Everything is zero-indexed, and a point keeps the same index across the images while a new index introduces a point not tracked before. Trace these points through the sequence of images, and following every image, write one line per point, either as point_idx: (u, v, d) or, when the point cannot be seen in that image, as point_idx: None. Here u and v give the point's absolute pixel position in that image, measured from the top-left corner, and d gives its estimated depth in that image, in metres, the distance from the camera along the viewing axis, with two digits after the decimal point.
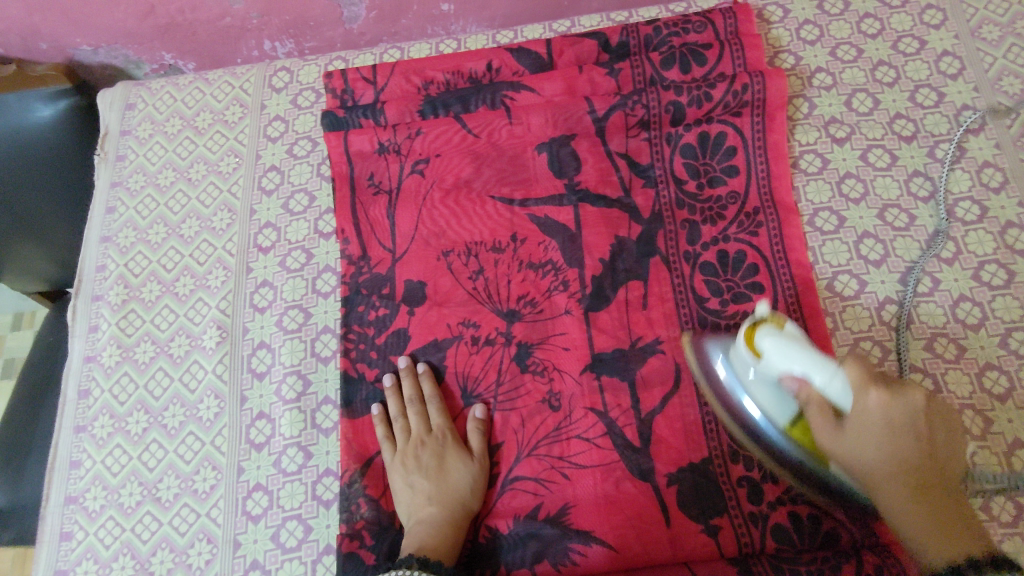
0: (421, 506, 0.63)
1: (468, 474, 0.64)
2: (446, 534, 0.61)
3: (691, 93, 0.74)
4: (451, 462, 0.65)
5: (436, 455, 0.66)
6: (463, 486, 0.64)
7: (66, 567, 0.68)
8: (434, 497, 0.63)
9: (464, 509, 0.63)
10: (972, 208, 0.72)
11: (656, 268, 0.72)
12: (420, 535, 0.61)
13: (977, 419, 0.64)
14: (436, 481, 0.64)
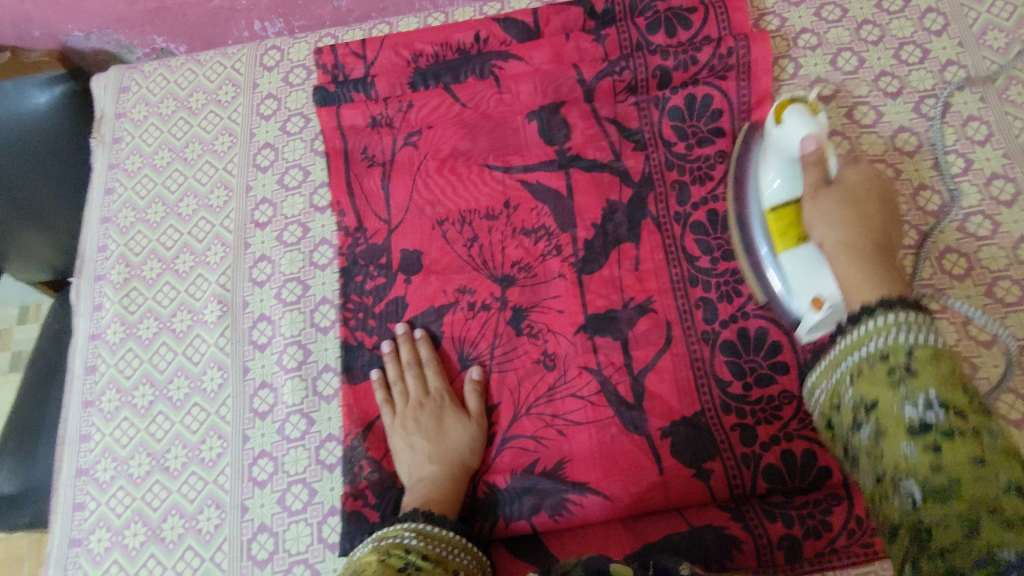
0: (422, 464, 0.65)
1: (467, 432, 0.66)
2: (447, 489, 0.63)
3: (677, 57, 0.75)
4: (450, 420, 0.67)
5: (436, 414, 0.67)
6: (462, 444, 0.66)
7: (80, 536, 0.71)
8: (434, 454, 0.65)
9: (463, 466, 0.65)
10: (957, 161, 0.73)
11: (647, 230, 0.73)
12: (422, 491, 0.63)
13: (962, 365, 0.65)
14: (436, 439, 0.66)
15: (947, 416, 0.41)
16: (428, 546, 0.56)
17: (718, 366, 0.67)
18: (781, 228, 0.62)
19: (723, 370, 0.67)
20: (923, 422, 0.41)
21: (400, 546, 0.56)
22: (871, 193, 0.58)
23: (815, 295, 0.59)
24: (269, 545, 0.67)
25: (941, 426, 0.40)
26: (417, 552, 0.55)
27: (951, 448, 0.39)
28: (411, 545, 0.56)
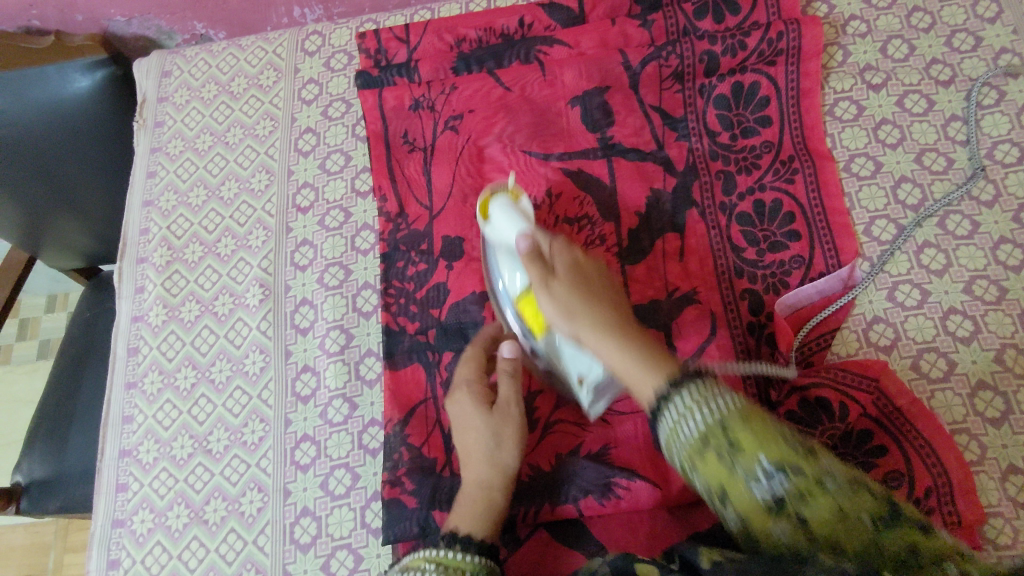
0: (472, 465, 0.60)
1: (510, 424, 0.61)
2: (500, 494, 0.58)
3: (725, 43, 0.74)
4: (493, 412, 0.61)
5: (476, 405, 0.61)
6: (508, 438, 0.60)
7: (123, 517, 0.71)
8: (483, 455, 0.59)
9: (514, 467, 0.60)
10: (1011, 151, 0.71)
11: (692, 219, 0.72)
12: (477, 499, 0.57)
13: (1018, 357, 0.64)
14: (480, 434, 0.60)
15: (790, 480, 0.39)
16: (448, 555, 0.52)
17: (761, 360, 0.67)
18: (531, 314, 0.60)
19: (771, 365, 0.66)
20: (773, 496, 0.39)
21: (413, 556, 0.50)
22: (583, 274, 0.55)
23: (578, 374, 0.61)
24: (312, 529, 0.67)
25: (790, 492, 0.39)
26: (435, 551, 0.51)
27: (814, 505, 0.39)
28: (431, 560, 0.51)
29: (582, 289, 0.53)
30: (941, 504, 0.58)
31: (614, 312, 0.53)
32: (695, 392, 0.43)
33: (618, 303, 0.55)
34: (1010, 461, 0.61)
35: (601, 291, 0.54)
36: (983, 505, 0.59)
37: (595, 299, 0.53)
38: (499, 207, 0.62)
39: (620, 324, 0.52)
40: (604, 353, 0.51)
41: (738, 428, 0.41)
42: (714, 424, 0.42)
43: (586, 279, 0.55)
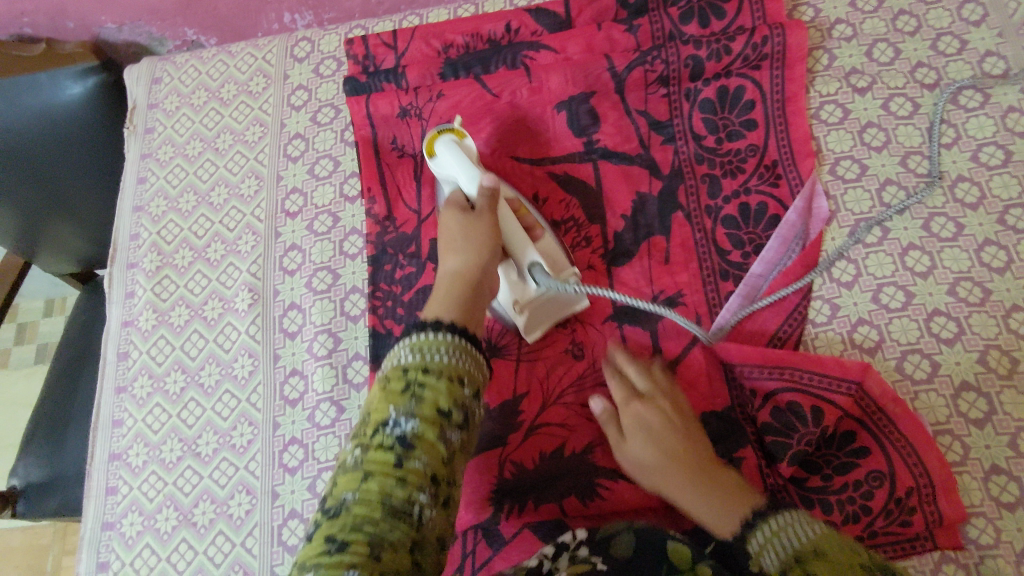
0: (445, 262, 0.62)
1: (485, 225, 0.62)
2: (472, 279, 0.60)
3: (710, 47, 0.74)
4: (469, 214, 0.63)
5: (454, 211, 0.64)
6: (483, 229, 0.62)
7: (113, 520, 0.71)
8: (455, 248, 0.62)
9: (488, 247, 0.61)
10: (996, 153, 0.71)
11: (677, 222, 0.72)
12: (445, 285, 0.59)
13: (1003, 359, 0.64)
14: (456, 238, 0.62)
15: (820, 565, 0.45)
16: (423, 357, 0.51)
17: None
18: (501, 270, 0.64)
19: None
20: None
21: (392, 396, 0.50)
22: (668, 425, 0.59)
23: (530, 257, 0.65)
24: (300, 531, 0.67)
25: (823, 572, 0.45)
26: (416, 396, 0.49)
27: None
28: (409, 364, 0.51)
29: (669, 453, 0.58)
30: (923, 505, 0.59)
31: (677, 443, 0.58)
32: (769, 530, 0.50)
33: (685, 446, 0.58)
34: (994, 462, 0.61)
35: (671, 437, 0.58)
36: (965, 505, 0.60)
37: (677, 469, 0.57)
38: (447, 145, 0.69)
39: (695, 464, 0.56)
40: (701, 502, 0.55)
41: (826, 550, 0.46)
42: (799, 548, 0.48)
43: (667, 444, 0.58)
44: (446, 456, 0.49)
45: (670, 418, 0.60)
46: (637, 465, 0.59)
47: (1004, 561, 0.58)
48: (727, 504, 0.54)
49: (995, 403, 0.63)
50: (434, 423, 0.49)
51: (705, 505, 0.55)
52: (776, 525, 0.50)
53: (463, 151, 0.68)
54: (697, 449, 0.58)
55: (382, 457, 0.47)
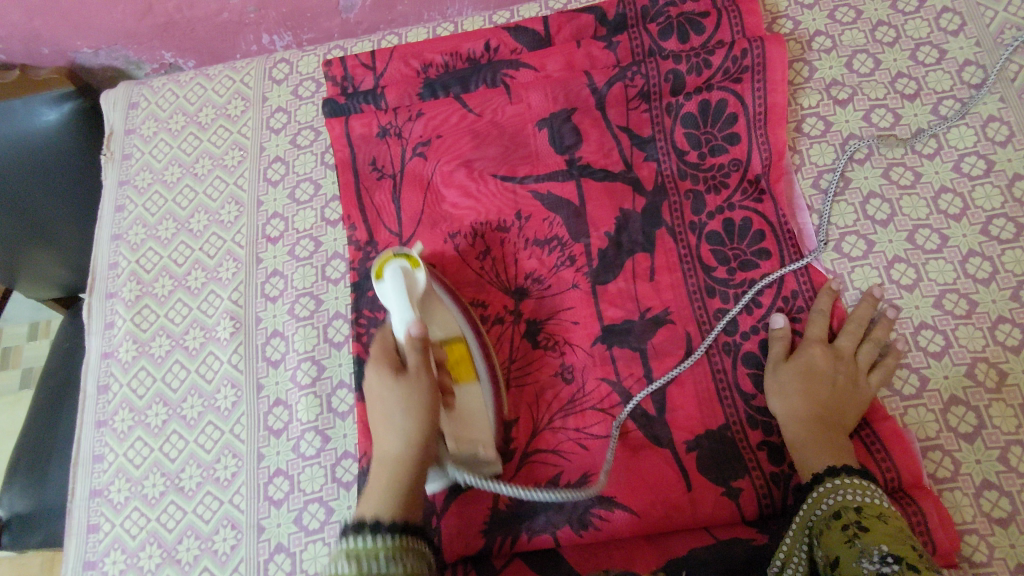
0: (382, 439, 0.57)
1: (424, 396, 0.56)
2: (413, 469, 0.56)
3: (690, 62, 0.74)
4: (402, 377, 0.57)
5: (384, 371, 0.57)
6: (422, 409, 0.56)
7: (95, 558, 0.70)
8: (394, 429, 0.56)
9: (427, 433, 0.56)
10: (978, 163, 0.71)
11: (662, 240, 0.72)
12: (387, 477, 0.55)
13: (990, 372, 0.64)
14: (392, 413, 0.56)
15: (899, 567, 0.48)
16: None
17: (740, 379, 0.66)
18: (456, 360, 0.64)
19: (746, 384, 0.66)
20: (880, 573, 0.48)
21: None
22: (819, 392, 0.62)
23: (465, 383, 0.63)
24: (286, 566, 0.66)
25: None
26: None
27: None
28: (346, 575, 0.49)
29: (819, 420, 0.60)
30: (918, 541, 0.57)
31: (824, 408, 0.61)
32: (853, 480, 0.55)
33: (839, 408, 0.62)
34: (985, 477, 0.61)
35: (843, 411, 0.62)
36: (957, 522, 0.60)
37: (825, 433, 0.60)
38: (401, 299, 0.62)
39: (840, 435, 0.60)
40: (812, 444, 0.59)
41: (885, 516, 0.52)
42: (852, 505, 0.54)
43: (823, 397, 0.62)
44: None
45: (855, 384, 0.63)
46: (792, 420, 0.61)
47: None
48: (836, 454, 0.58)
49: (984, 417, 0.62)
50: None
51: (817, 447, 0.59)
52: (847, 485, 0.55)
53: (406, 282, 0.63)
54: (843, 417, 0.62)
55: None
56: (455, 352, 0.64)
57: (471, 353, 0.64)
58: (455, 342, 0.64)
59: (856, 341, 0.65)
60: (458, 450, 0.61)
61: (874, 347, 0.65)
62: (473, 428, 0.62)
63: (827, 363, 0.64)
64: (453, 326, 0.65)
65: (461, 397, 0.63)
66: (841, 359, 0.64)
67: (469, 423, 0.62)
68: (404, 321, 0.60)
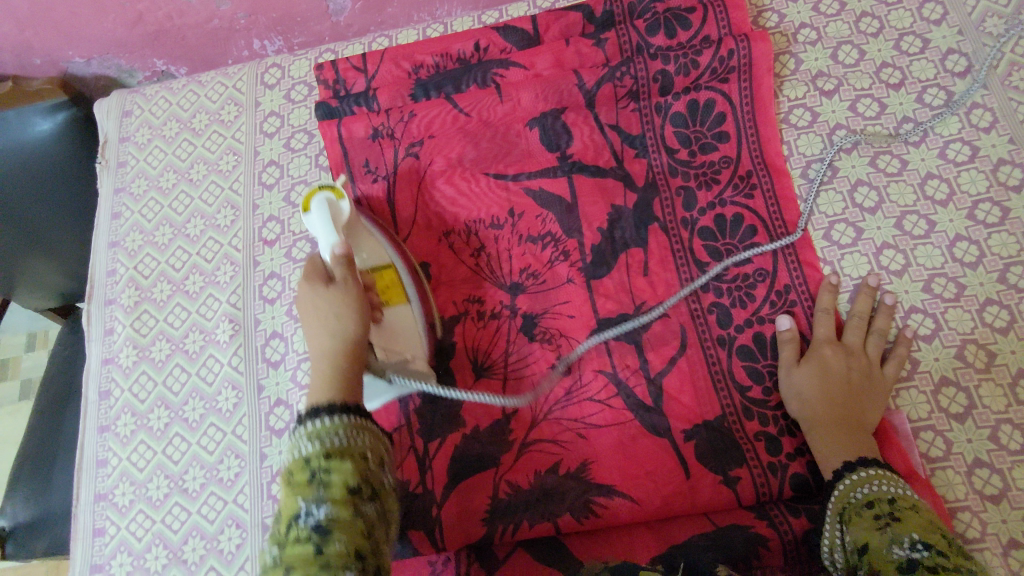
0: (315, 338, 0.56)
1: (353, 294, 0.58)
2: (352, 350, 0.56)
3: (678, 62, 0.75)
4: (332, 285, 0.58)
5: (317, 286, 0.58)
6: (355, 303, 0.58)
7: (101, 562, 0.70)
8: (324, 326, 0.57)
9: (360, 316, 0.58)
10: (963, 149, 0.72)
11: (654, 233, 0.73)
12: (324, 371, 0.54)
13: (980, 352, 0.65)
14: (324, 305, 0.57)
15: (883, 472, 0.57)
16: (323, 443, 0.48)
17: (734, 368, 0.67)
18: (384, 292, 0.67)
19: (741, 375, 0.67)
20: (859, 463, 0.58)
21: (296, 488, 0.46)
22: (851, 383, 0.63)
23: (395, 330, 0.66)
24: None
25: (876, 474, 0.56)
26: (323, 481, 0.46)
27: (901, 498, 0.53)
28: (308, 454, 0.47)
29: (833, 386, 0.63)
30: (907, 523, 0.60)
31: (841, 398, 0.62)
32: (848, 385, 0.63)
33: (868, 398, 0.63)
34: (976, 455, 0.62)
35: (860, 407, 0.62)
36: (950, 500, 0.61)
37: (843, 434, 0.61)
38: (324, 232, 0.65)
39: (860, 432, 0.61)
40: (818, 410, 0.62)
41: (920, 508, 0.52)
42: (887, 496, 0.54)
43: (855, 385, 0.63)
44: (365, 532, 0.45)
45: (869, 365, 0.64)
46: (802, 401, 0.63)
47: (992, 554, 0.59)
48: (846, 447, 0.60)
49: (974, 396, 0.63)
50: (345, 502, 0.45)
51: (828, 418, 0.61)
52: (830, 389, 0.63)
53: (331, 212, 0.66)
54: (868, 410, 0.62)
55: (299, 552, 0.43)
56: (385, 279, 0.67)
57: (400, 276, 0.68)
58: (386, 269, 0.67)
59: (862, 336, 0.66)
60: (388, 359, 0.64)
61: (879, 340, 0.66)
62: (404, 341, 0.66)
63: (840, 363, 0.64)
64: (381, 253, 0.68)
65: (391, 315, 0.66)
66: (853, 355, 0.65)
67: (401, 339, 0.66)
68: (330, 245, 0.64)
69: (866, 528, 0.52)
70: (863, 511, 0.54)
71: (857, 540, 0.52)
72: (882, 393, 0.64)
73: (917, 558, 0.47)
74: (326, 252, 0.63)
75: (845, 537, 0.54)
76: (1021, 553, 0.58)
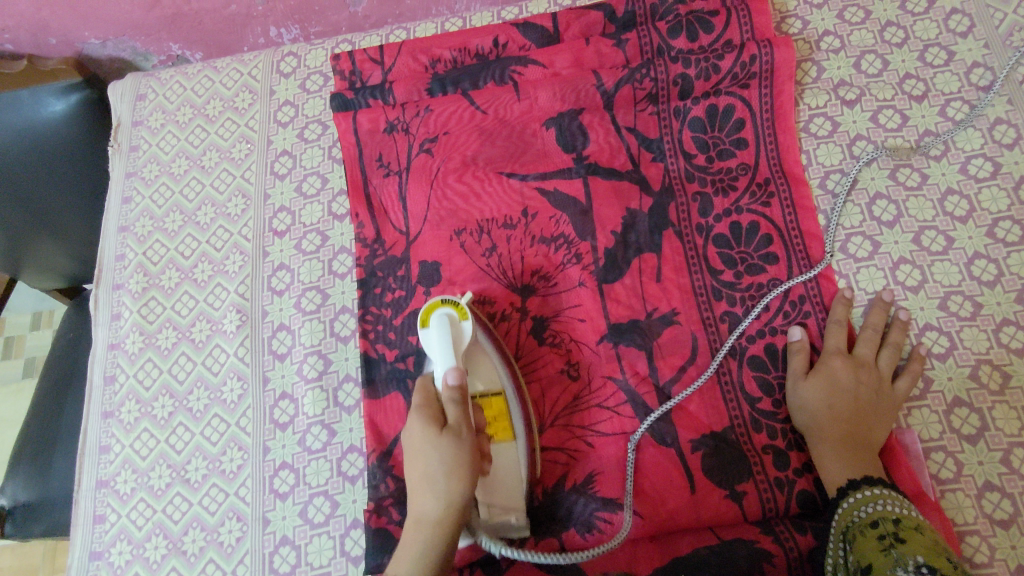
0: (416, 500, 0.56)
1: (464, 451, 0.55)
2: (450, 529, 0.55)
3: (698, 66, 0.73)
4: (446, 431, 0.56)
5: (430, 427, 0.56)
6: (467, 458, 0.55)
7: (101, 549, 0.70)
8: (431, 490, 0.55)
9: (467, 479, 0.55)
10: (985, 165, 0.71)
11: (668, 239, 0.72)
12: (424, 555, 0.54)
13: (994, 374, 0.64)
14: (432, 463, 0.55)
15: (890, 492, 0.56)
16: None
17: (744, 379, 0.67)
18: (492, 418, 0.63)
19: (752, 385, 0.66)
20: (865, 480, 0.57)
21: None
22: (858, 398, 0.62)
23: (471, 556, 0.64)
24: (291, 559, 0.67)
25: (881, 495, 0.56)
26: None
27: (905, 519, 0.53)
28: None
29: (840, 403, 0.62)
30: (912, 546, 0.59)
31: (847, 413, 0.62)
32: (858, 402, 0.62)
33: (875, 415, 0.62)
34: (987, 478, 0.61)
35: (867, 424, 0.62)
36: (958, 523, 0.60)
37: (847, 450, 0.60)
38: (438, 328, 0.61)
39: (864, 451, 0.60)
40: (823, 426, 0.61)
41: (925, 530, 0.52)
42: (892, 515, 0.54)
43: (863, 402, 0.62)
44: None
45: (879, 383, 0.63)
46: (809, 417, 0.62)
47: None
48: (848, 465, 0.59)
49: (987, 419, 0.63)
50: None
51: (832, 434, 0.61)
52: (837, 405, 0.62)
53: (453, 333, 0.61)
54: (875, 427, 0.62)
55: None
56: (494, 409, 0.63)
57: (509, 409, 0.64)
58: (494, 397, 0.64)
59: (874, 351, 0.65)
60: (488, 519, 0.61)
61: (893, 353, 0.65)
62: (506, 493, 0.62)
63: (848, 377, 0.63)
64: (494, 379, 0.64)
65: (499, 456, 0.63)
66: (863, 368, 0.64)
67: (504, 492, 0.62)
68: (444, 371, 0.59)
69: (871, 549, 0.52)
70: (867, 531, 0.54)
71: (861, 560, 0.52)
72: (892, 411, 0.63)
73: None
74: (439, 377, 0.60)
75: (849, 557, 0.54)
76: None
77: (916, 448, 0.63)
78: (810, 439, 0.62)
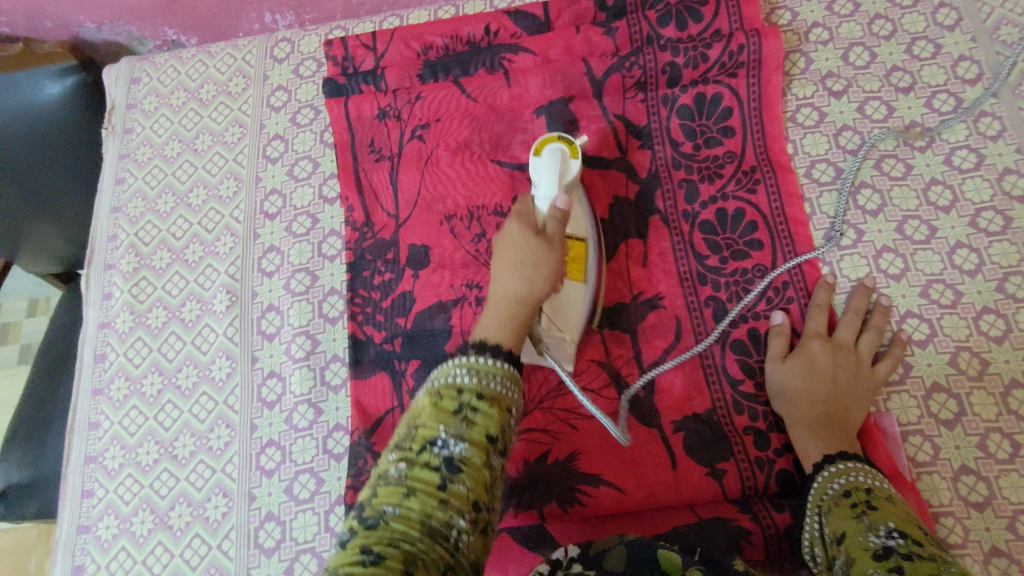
0: (503, 276, 0.55)
1: (558, 271, 0.55)
2: (530, 309, 0.54)
3: (687, 55, 0.74)
4: (543, 237, 0.56)
5: (526, 227, 0.56)
6: (555, 264, 0.55)
7: (89, 523, 0.71)
8: (521, 274, 0.54)
9: (552, 284, 0.55)
10: (968, 156, 0.72)
11: (654, 226, 0.73)
12: (505, 312, 0.53)
13: (973, 360, 0.65)
14: (522, 251, 0.55)
15: (863, 465, 0.57)
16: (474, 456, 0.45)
17: (728, 363, 0.67)
18: (575, 265, 0.64)
19: (734, 369, 0.67)
20: (839, 454, 0.58)
21: (429, 484, 0.43)
22: (837, 378, 0.63)
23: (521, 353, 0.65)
24: (276, 534, 0.67)
25: (852, 466, 0.57)
26: (468, 418, 0.47)
27: (878, 490, 0.54)
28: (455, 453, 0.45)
29: (819, 382, 0.63)
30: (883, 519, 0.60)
31: (826, 394, 0.62)
32: (838, 382, 0.63)
33: (854, 396, 0.63)
34: (963, 462, 0.62)
35: (845, 404, 0.62)
36: (933, 505, 0.61)
37: (826, 429, 0.61)
38: (552, 154, 0.63)
39: (843, 430, 0.61)
40: (802, 404, 0.62)
41: (896, 500, 0.53)
42: (863, 485, 0.55)
43: (842, 382, 0.63)
44: (488, 483, 0.46)
45: (859, 365, 0.64)
46: (788, 398, 0.63)
47: (972, 560, 0.59)
48: (827, 441, 0.60)
49: (965, 404, 0.63)
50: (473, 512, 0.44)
51: (812, 412, 0.62)
52: (816, 385, 0.62)
53: (560, 165, 0.63)
54: (853, 408, 0.62)
55: (427, 478, 0.44)
56: (575, 251, 0.64)
57: (586, 261, 0.65)
58: (580, 250, 0.64)
59: (854, 333, 0.66)
60: (551, 330, 0.62)
61: (874, 337, 0.66)
62: (567, 316, 0.63)
63: (828, 359, 0.64)
64: (582, 226, 0.65)
65: (569, 292, 0.63)
66: (842, 351, 0.65)
67: (566, 315, 0.63)
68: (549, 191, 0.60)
69: (845, 519, 0.53)
70: (841, 501, 0.55)
71: (836, 530, 0.53)
72: (870, 394, 0.63)
73: (891, 545, 0.48)
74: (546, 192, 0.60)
75: (824, 526, 0.55)
76: (1001, 561, 0.58)
77: (893, 431, 0.64)
78: (788, 420, 0.63)
